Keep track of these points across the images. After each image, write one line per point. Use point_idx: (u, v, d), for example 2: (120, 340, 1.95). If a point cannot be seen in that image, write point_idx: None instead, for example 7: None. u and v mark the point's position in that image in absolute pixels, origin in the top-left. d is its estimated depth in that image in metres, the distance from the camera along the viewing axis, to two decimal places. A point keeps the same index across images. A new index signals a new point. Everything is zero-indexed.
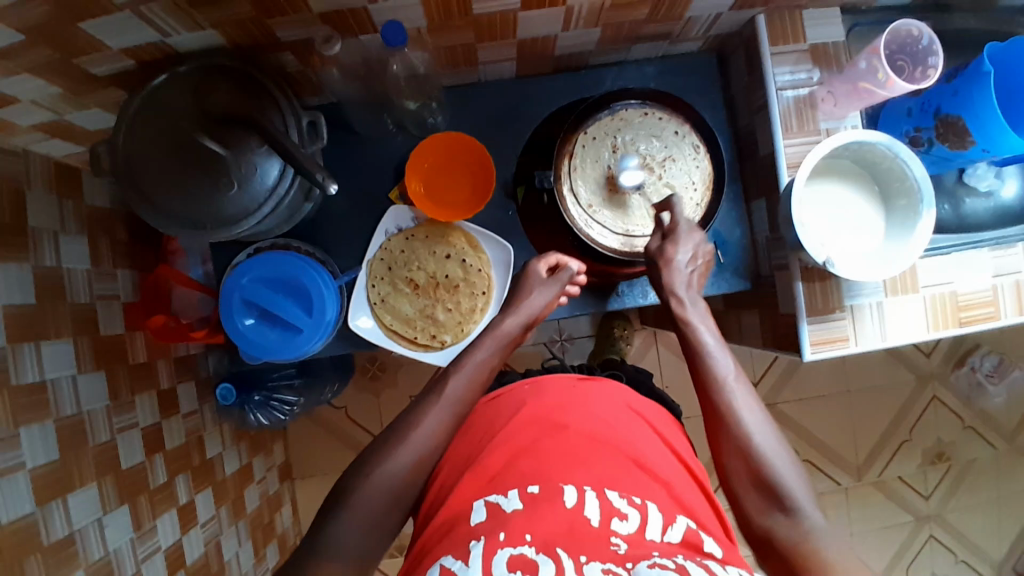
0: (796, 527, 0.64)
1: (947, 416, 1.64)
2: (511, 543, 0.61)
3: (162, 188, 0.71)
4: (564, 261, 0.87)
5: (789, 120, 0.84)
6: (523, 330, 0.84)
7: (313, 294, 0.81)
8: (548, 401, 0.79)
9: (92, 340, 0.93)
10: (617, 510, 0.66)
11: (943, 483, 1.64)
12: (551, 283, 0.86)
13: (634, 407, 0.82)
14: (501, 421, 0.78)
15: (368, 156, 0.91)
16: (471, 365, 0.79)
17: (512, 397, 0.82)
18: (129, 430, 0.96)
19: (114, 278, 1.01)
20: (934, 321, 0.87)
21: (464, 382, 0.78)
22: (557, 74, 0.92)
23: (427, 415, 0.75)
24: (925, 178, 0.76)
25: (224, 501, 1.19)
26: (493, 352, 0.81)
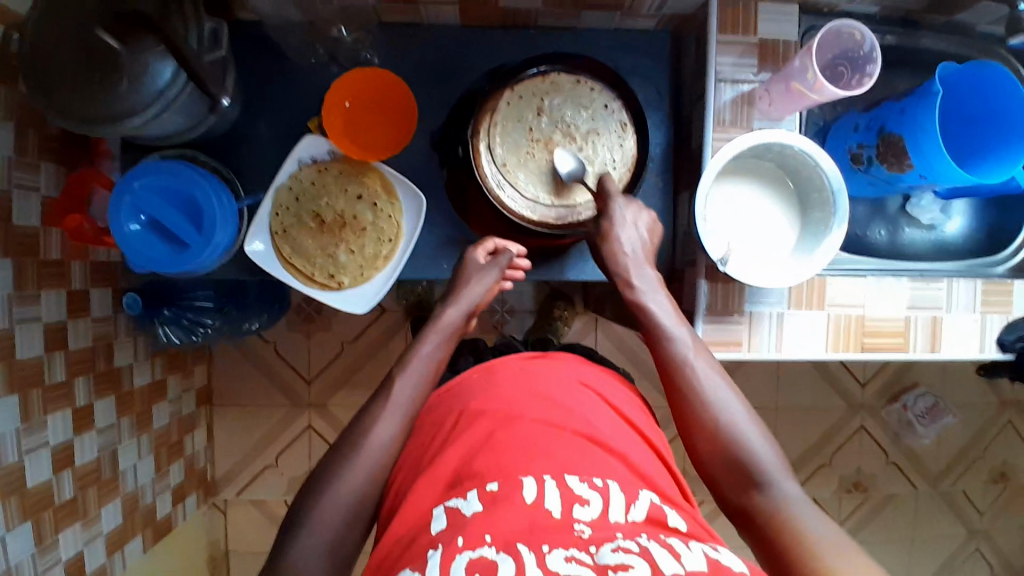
0: (775, 501, 0.63)
1: (872, 448, 1.64)
2: (471, 546, 0.51)
3: (62, 89, 0.68)
4: (500, 244, 0.85)
5: (723, 113, 0.82)
6: (466, 320, 0.81)
7: (205, 212, 0.80)
8: (500, 391, 0.68)
9: (1, 229, 0.87)
10: (578, 496, 0.56)
11: (856, 513, 1.65)
12: (489, 266, 0.84)
13: (586, 382, 0.73)
14: (452, 416, 0.68)
15: (297, 83, 0.88)
16: (420, 362, 0.75)
17: (461, 391, 0.72)
18: (29, 323, 0.93)
19: (37, 173, 0.93)
20: (833, 342, 0.86)
21: (411, 384, 0.73)
22: (505, 31, 0.89)
23: (376, 423, 0.68)
24: (841, 190, 0.75)
25: (128, 411, 1.18)
26: (441, 346, 0.78)
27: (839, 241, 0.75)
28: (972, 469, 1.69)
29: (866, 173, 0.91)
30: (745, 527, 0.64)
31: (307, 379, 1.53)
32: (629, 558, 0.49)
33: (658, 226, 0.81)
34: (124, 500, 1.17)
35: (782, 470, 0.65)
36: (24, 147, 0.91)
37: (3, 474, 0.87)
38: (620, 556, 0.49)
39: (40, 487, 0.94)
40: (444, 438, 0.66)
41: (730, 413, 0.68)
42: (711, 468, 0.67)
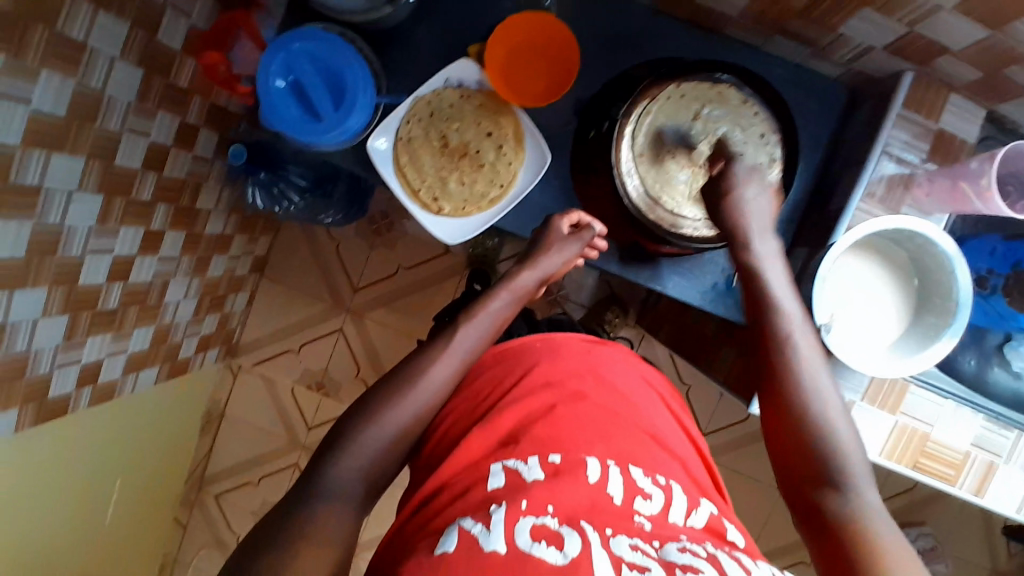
0: (849, 497, 0.60)
1: None
2: (534, 513, 0.52)
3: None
4: (584, 219, 0.84)
5: (875, 186, 0.79)
6: (538, 286, 0.81)
7: (347, 94, 0.81)
8: (564, 365, 0.70)
9: (146, 38, 0.89)
10: (640, 489, 0.58)
11: None
12: (569, 238, 0.82)
13: (649, 382, 0.75)
14: (512, 376, 0.69)
15: (469, 5, 0.87)
16: (487, 314, 0.74)
17: (520, 355, 0.72)
18: (138, 135, 0.95)
19: (193, 0, 0.96)
20: (889, 448, 0.84)
21: (475, 335, 0.72)
22: (686, 29, 0.87)
23: (432, 365, 0.68)
24: (968, 304, 0.71)
25: (190, 252, 1.22)
26: (509, 305, 0.77)
27: (944, 354, 0.72)
28: None
29: (984, 299, 0.87)
30: (806, 514, 0.63)
31: (355, 286, 1.55)
32: (697, 561, 0.49)
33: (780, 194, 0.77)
34: (156, 330, 1.22)
35: (864, 472, 0.62)
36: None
37: (60, 264, 0.89)
38: (689, 558, 0.49)
39: (88, 287, 0.97)
40: (503, 393, 0.67)
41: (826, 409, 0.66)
42: (787, 449, 0.66)
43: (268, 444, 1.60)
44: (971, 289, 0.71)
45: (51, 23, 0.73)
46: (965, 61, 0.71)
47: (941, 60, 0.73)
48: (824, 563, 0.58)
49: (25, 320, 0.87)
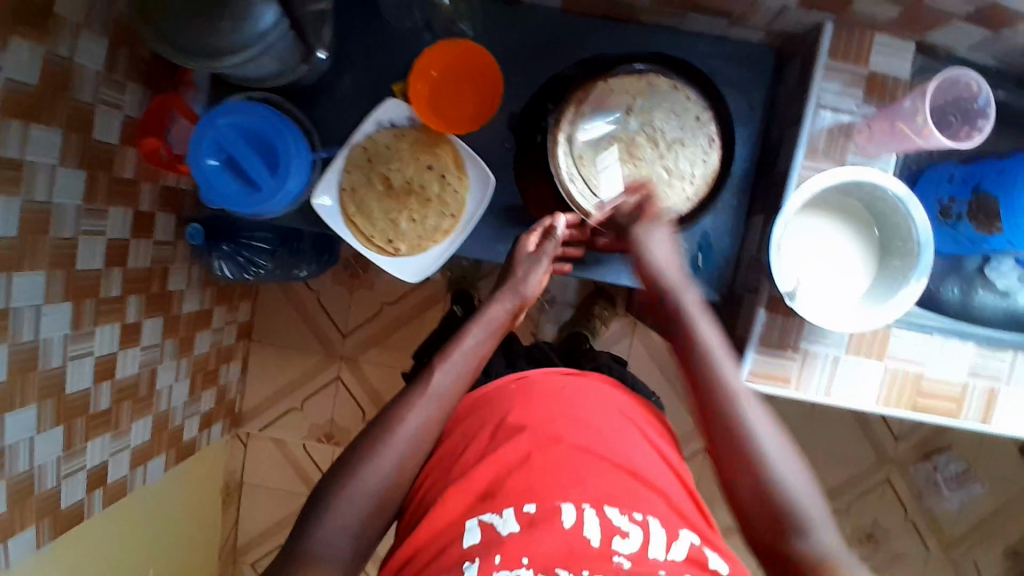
0: (804, 545, 0.59)
1: (892, 502, 1.60)
2: (507, 568, 0.55)
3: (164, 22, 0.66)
4: (546, 229, 0.79)
5: (816, 141, 0.79)
6: (512, 315, 0.78)
7: (280, 159, 0.82)
8: (536, 411, 0.68)
9: (83, 140, 0.90)
10: (618, 528, 0.59)
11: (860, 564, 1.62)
12: (538, 255, 0.79)
13: (627, 413, 0.72)
14: (489, 425, 0.68)
15: (386, 43, 0.87)
16: (459, 353, 0.72)
17: (496, 401, 0.71)
18: (94, 236, 0.95)
19: (121, 91, 0.96)
20: (884, 395, 0.83)
21: (451, 376, 0.70)
22: (603, 23, 0.87)
23: (409, 414, 0.67)
24: (929, 243, 0.71)
25: (171, 334, 1.23)
26: (485, 341, 0.74)
27: (915, 297, 0.72)
28: (990, 543, 1.63)
29: (951, 228, 0.85)
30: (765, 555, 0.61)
31: (344, 332, 1.56)
32: None
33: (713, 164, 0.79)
34: (155, 419, 1.22)
35: (816, 502, 0.61)
36: (114, 67, 0.93)
37: (44, 378, 0.90)
38: None
39: (77, 394, 0.98)
40: (479, 447, 0.67)
41: (762, 427, 0.64)
42: (728, 474, 0.64)
43: (292, 503, 1.60)
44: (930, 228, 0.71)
45: None
46: (878, 2, 0.71)
47: (856, 5, 0.73)
48: None
49: (22, 440, 0.88)
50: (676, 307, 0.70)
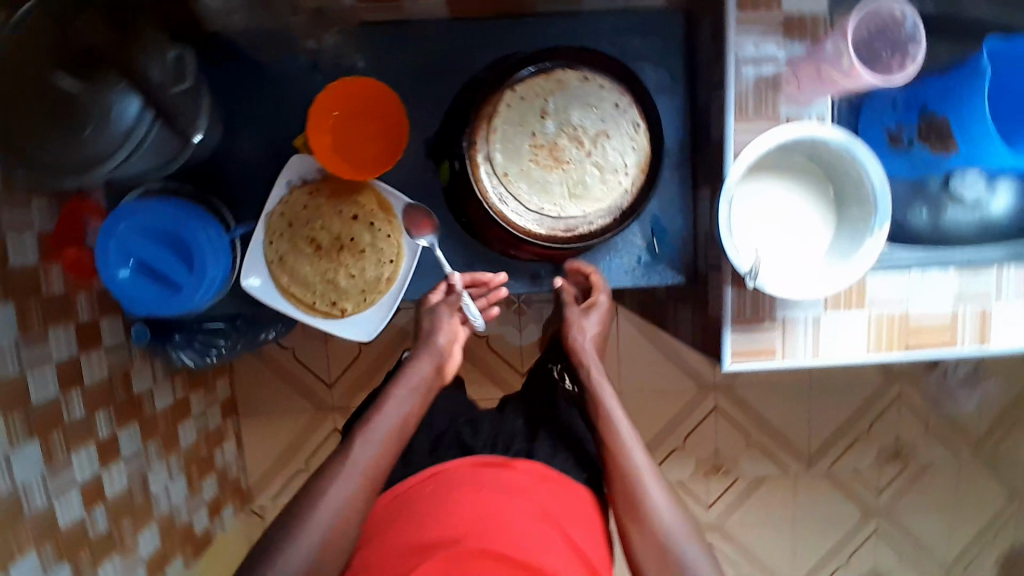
0: None
1: (911, 416, 1.67)
2: None
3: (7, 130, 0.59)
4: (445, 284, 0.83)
5: (744, 101, 0.74)
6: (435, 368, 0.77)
7: (194, 249, 0.76)
8: (460, 521, 0.63)
9: (0, 273, 0.84)
10: None
11: (893, 482, 1.68)
12: (440, 305, 0.81)
13: (548, 513, 0.67)
14: (408, 534, 0.64)
15: (277, 99, 0.81)
16: (382, 421, 0.69)
17: (418, 501, 0.68)
18: (40, 365, 0.90)
19: (28, 209, 0.89)
20: (874, 340, 0.80)
21: (371, 450, 0.67)
22: (498, 23, 0.81)
23: (327, 492, 0.63)
24: (883, 185, 0.68)
25: (152, 437, 1.17)
26: (408, 399, 0.73)
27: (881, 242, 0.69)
28: (1007, 433, 1.68)
29: (905, 154, 0.80)
30: None
31: (330, 383, 1.53)
32: None
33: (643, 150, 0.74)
34: (159, 524, 1.18)
35: None
36: (9, 187, 0.86)
37: (33, 522, 0.87)
38: None
39: (73, 527, 0.94)
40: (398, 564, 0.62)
41: (656, 499, 0.68)
42: (638, 563, 0.66)
43: None
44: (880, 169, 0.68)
45: None
46: None
47: None
48: None
49: None
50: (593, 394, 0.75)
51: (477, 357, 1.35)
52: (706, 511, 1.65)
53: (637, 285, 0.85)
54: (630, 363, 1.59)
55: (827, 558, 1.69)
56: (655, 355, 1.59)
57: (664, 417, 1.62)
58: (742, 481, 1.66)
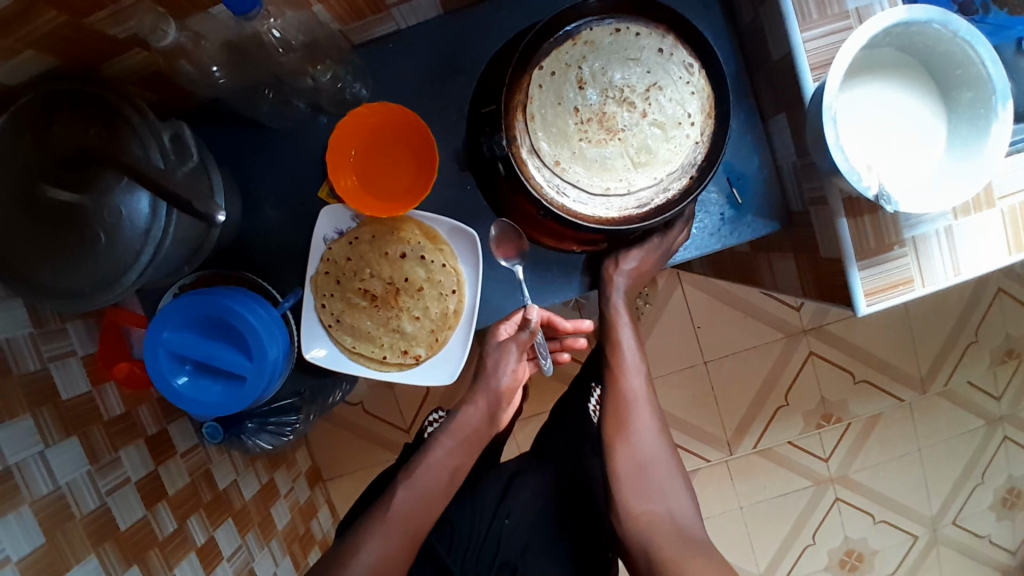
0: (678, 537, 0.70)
1: (1016, 309, 1.54)
2: None
3: (19, 254, 0.56)
4: (519, 314, 0.76)
5: (805, 5, 0.62)
6: (483, 416, 0.76)
7: (246, 335, 0.69)
8: None
9: (55, 409, 0.79)
10: None
11: (1013, 383, 1.56)
12: (507, 343, 0.75)
13: None
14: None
15: (288, 152, 0.74)
16: (422, 470, 0.72)
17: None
18: (120, 488, 0.85)
19: (66, 335, 0.84)
20: (1015, 241, 0.67)
21: (413, 495, 0.70)
22: (497, 2, 0.71)
23: (370, 536, 0.68)
24: (995, 59, 0.57)
25: (249, 529, 1.10)
26: (455, 451, 0.74)
27: (1009, 126, 0.58)
28: None
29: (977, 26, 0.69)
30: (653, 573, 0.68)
31: (407, 428, 1.47)
32: None
33: (707, 89, 0.64)
34: None
35: (687, 510, 0.73)
36: (41, 318, 0.80)
37: None
38: None
39: None
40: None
41: (643, 423, 0.75)
42: (623, 485, 0.72)
43: None
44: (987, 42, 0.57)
45: None
46: None
47: None
48: None
49: None
50: (615, 352, 0.77)
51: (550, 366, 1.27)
52: (826, 465, 1.54)
53: (727, 244, 0.75)
54: (708, 330, 1.48)
55: (960, 480, 1.58)
56: (732, 313, 1.48)
57: (760, 374, 1.50)
58: (857, 424, 1.54)
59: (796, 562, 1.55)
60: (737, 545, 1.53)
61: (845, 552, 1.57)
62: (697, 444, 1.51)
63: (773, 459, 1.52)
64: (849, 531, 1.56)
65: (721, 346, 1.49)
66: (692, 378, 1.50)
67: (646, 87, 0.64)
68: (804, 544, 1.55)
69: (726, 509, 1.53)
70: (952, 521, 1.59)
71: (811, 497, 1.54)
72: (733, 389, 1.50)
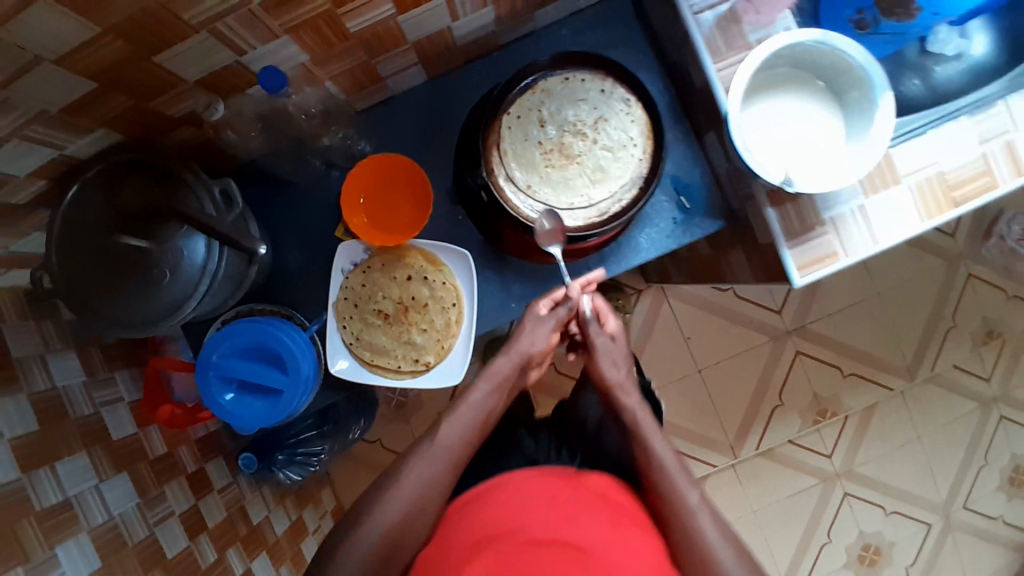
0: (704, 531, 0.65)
1: (989, 290, 1.60)
2: None
3: (97, 292, 0.68)
4: (562, 293, 0.82)
5: (714, 43, 0.78)
6: (516, 372, 0.78)
7: (282, 355, 0.82)
8: (519, 502, 0.65)
9: (108, 448, 0.86)
10: None
11: (998, 362, 1.62)
12: (546, 316, 0.80)
13: (607, 496, 0.68)
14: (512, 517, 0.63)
15: (308, 203, 0.89)
16: (465, 409, 0.73)
17: (476, 509, 0.66)
18: (166, 520, 0.90)
19: (113, 383, 0.93)
20: (926, 210, 0.80)
21: (457, 428, 0.72)
22: (468, 66, 0.88)
23: (412, 468, 0.69)
24: (872, 62, 0.70)
25: (283, 562, 1.12)
26: (491, 395, 0.76)
27: (891, 115, 0.71)
28: None
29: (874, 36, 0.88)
30: None
31: None
32: None
33: (645, 117, 0.79)
34: None
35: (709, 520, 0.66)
36: (92, 366, 0.89)
37: None
38: None
39: None
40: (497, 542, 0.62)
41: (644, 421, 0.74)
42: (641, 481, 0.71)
43: None
44: (863, 49, 0.71)
45: (27, 512, 0.70)
46: None
47: None
48: None
49: None
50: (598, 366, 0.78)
51: (553, 383, 1.37)
52: (831, 462, 1.60)
53: (682, 244, 0.88)
54: (697, 339, 1.59)
55: (964, 464, 1.63)
56: (716, 322, 1.59)
57: (753, 378, 1.59)
58: (853, 417, 1.61)
59: (816, 561, 1.60)
60: (757, 550, 1.57)
61: (861, 547, 1.61)
62: (702, 451, 1.58)
63: (777, 459, 1.59)
64: (863, 525, 1.61)
65: (711, 354, 1.59)
66: (689, 387, 1.59)
67: (594, 120, 0.79)
68: (821, 543, 1.60)
69: (740, 515, 1.58)
70: (963, 505, 1.63)
71: (820, 494, 1.59)
72: (729, 394, 1.59)
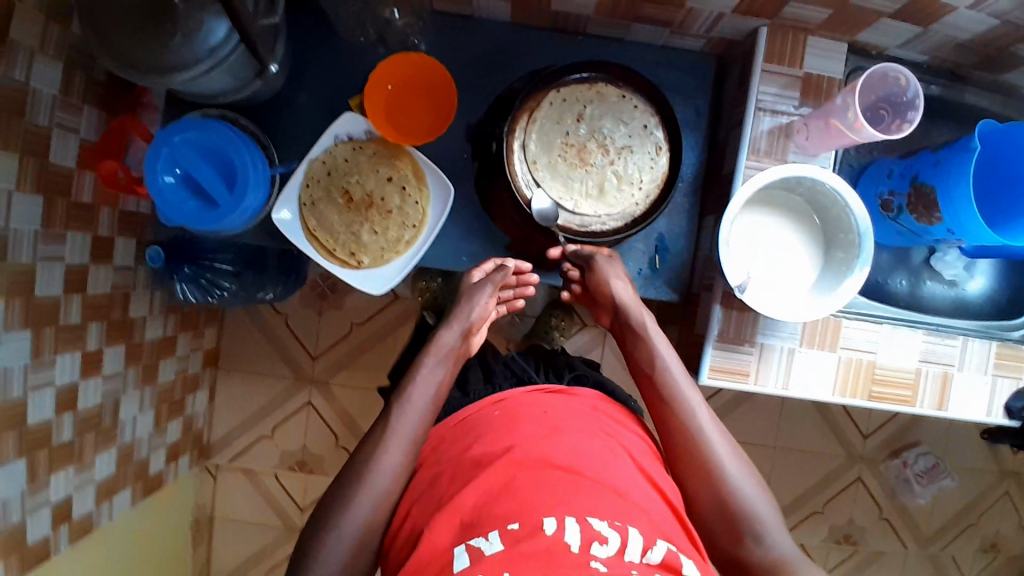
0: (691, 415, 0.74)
1: (866, 501, 1.59)
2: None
3: (117, 19, 0.69)
4: (494, 264, 0.87)
5: (758, 142, 0.82)
6: (463, 339, 0.81)
7: (239, 175, 0.82)
8: (499, 423, 0.68)
9: (40, 166, 0.82)
10: (597, 534, 0.55)
11: (839, 566, 1.61)
12: (482, 282, 0.84)
13: (599, 409, 0.73)
14: (491, 432, 0.67)
15: (344, 63, 0.89)
16: (415, 394, 0.73)
17: (476, 423, 0.71)
18: (53, 260, 0.86)
19: (78, 116, 0.88)
20: (840, 386, 0.85)
21: (416, 415, 0.71)
22: (549, 34, 0.90)
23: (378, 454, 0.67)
24: (868, 233, 0.75)
25: (134, 363, 1.11)
26: (438, 368, 0.76)
27: (857, 286, 0.75)
28: (965, 538, 1.62)
29: (894, 221, 0.90)
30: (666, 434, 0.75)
31: (313, 354, 1.45)
32: None
33: (665, 170, 0.83)
34: (118, 451, 1.10)
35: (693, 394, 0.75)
36: (71, 90, 0.85)
37: (5, 408, 0.82)
38: None
39: (38, 425, 0.88)
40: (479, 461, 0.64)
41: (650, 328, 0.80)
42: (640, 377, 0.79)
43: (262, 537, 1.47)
44: (866, 219, 0.75)
45: None
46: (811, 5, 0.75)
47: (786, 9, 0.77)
48: (680, 477, 0.71)
49: None
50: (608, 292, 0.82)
51: None
52: None
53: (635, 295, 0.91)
54: None
55: None
56: None
57: None
58: None
59: None
60: None
61: None
62: None
63: None
64: None
65: None
66: None
67: (622, 144, 0.82)
68: None
69: None
70: None
71: None
72: None
